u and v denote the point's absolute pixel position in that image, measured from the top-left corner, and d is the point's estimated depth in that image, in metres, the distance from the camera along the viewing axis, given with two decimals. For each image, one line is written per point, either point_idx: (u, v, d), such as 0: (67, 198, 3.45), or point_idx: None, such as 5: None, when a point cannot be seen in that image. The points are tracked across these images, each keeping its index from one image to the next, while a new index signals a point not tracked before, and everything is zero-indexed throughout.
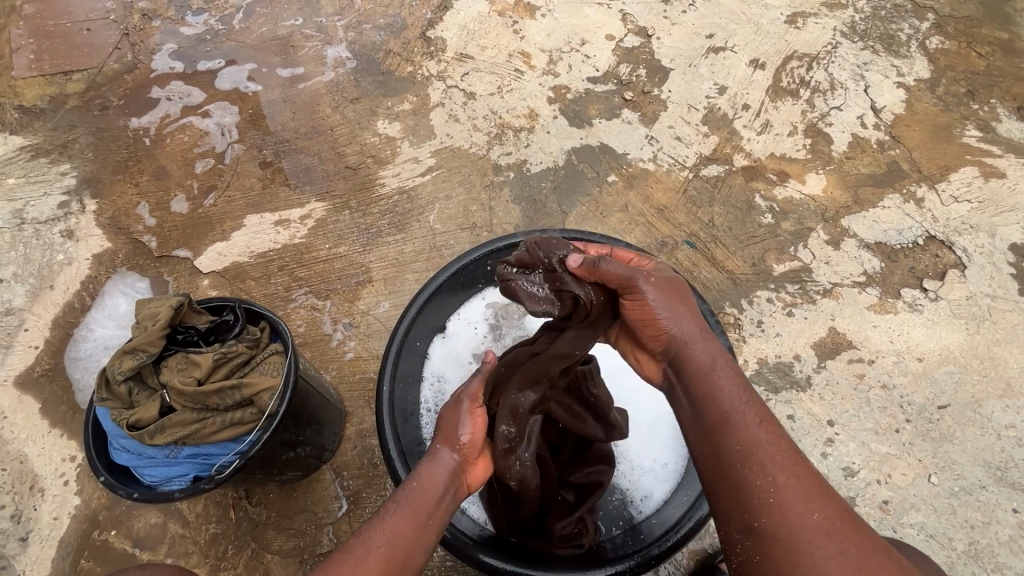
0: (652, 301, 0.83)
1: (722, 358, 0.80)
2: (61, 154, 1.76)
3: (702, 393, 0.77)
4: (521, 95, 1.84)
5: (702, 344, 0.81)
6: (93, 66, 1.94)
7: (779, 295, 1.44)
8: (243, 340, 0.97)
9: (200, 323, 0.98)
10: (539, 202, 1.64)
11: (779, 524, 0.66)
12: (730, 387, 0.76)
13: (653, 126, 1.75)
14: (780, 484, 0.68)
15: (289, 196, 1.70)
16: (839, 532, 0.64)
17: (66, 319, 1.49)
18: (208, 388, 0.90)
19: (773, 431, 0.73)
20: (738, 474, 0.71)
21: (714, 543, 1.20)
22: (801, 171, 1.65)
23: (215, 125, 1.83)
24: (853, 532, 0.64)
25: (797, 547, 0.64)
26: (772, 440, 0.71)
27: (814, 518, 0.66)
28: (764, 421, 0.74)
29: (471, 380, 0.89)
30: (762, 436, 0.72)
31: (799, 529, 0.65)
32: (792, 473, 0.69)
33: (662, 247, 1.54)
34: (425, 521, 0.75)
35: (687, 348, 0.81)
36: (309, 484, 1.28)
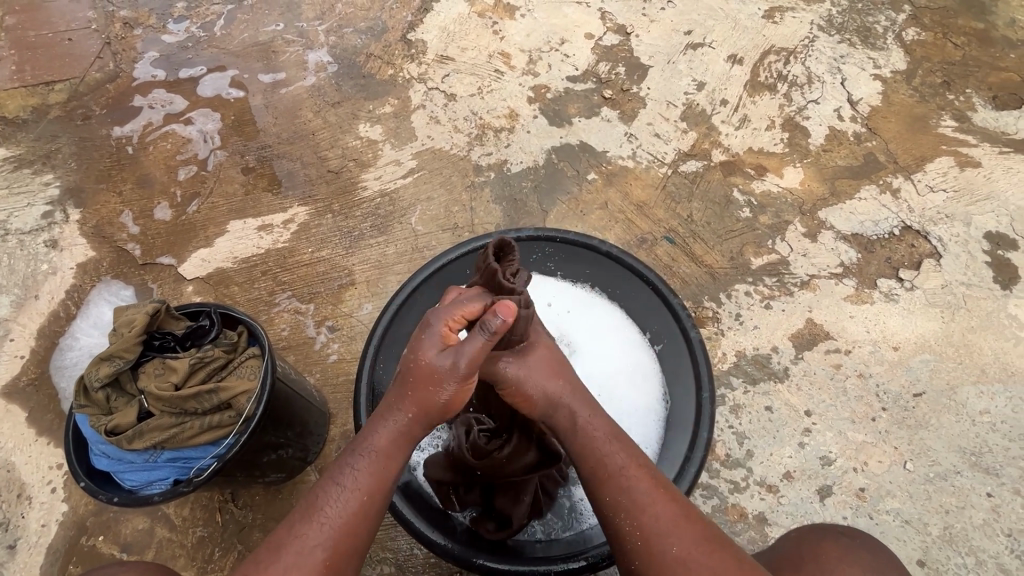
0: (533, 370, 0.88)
1: (588, 412, 0.88)
2: (44, 164, 1.77)
3: (574, 452, 0.85)
4: (501, 96, 1.85)
5: (579, 401, 0.87)
6: (75, 76, 1.94)
7: (756, 288, 1.46)
8: (220, 344, 0.99)
9: (177, 328, 1.00)
10: (520, 202, 1.66)
11: (648, 555, 0.78)
12: (598, 441, 0.85)
13: (632, 124, 1.76)
14: (647, 519, 0.79)
15: (271, 201, 1.71)
16: (694, 547, 0.78)
17: (51, 328, 1.50)
18: (184, 393, 0.91)
19: (637, 470, 0.84)
20: (622, 516, 0.80)
21: None
22: (778, 165, 1.66)
23: (197, 132, 1.84)
24: (706, 546, 0.78)
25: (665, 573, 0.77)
26: (638, 481, 0.82)
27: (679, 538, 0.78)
28: (629, 465, 0.84)
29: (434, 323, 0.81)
30: (630, 480, 0.82)
31: (666, 559, 0.77)
32: (656, 507, 0.80)
33: (642, 243, 1.56)
34: (365, 500, 0.80)
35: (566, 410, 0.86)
36: (294, 485, 1.29)
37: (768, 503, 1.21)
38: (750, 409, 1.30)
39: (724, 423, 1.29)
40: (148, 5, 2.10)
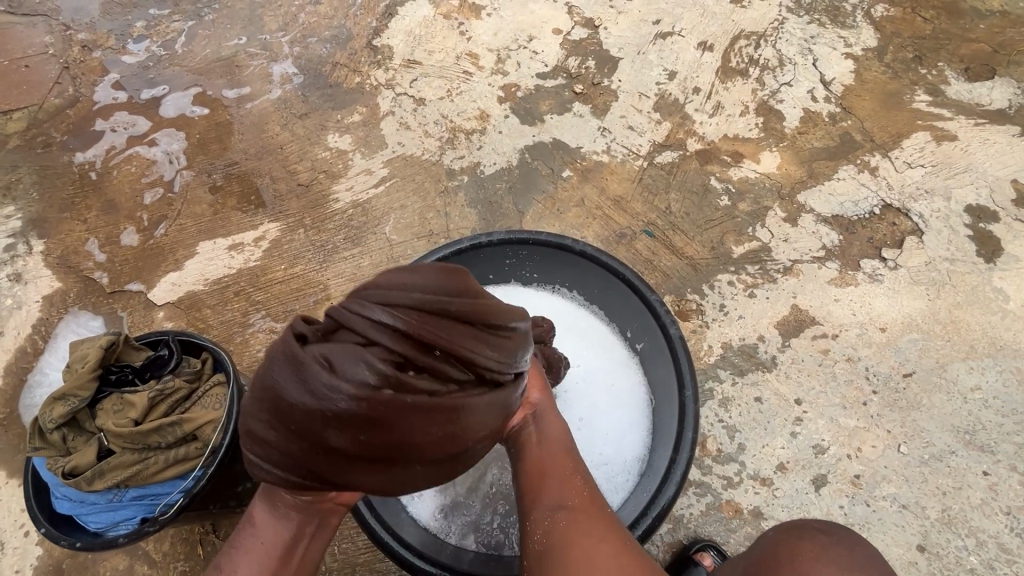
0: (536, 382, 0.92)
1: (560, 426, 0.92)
2: (5, 196, 1.72)
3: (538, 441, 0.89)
4: (470, 98, 1.81)
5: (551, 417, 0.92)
6: (34, 103, 1.89)
7: (739, 277, 1.43)
8: (181, 374, 0.94)
9: (137, 360, 0.96)
10: (495, 204, 1.62)
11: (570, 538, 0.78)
12: (557, 435, 0.90)
13: (605, 117, 1.73)
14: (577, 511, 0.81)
15: (241, 219, 1.66)
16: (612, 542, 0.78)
17: (20, 365, 1.45)
18: (144, 427, 0.87)
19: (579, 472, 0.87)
20: (551, 484, 0.84)
21: (691, 533, 1.18)
22: (754, 150, 1.64)
23: (162, 153, 1.79)
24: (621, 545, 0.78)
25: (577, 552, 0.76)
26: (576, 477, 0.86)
27: (605, 536, 0.78)
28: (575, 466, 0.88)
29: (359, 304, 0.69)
30: (570, 472, 0.86)
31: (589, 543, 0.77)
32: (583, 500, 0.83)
33: (620, 239, 1.53)
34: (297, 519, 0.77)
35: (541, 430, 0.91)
36: None
37: (762, 497, 1.19)
38: (739, 402, 1.27)
39: (713, 417, 1.26)
40: (106, 25, 2.04)
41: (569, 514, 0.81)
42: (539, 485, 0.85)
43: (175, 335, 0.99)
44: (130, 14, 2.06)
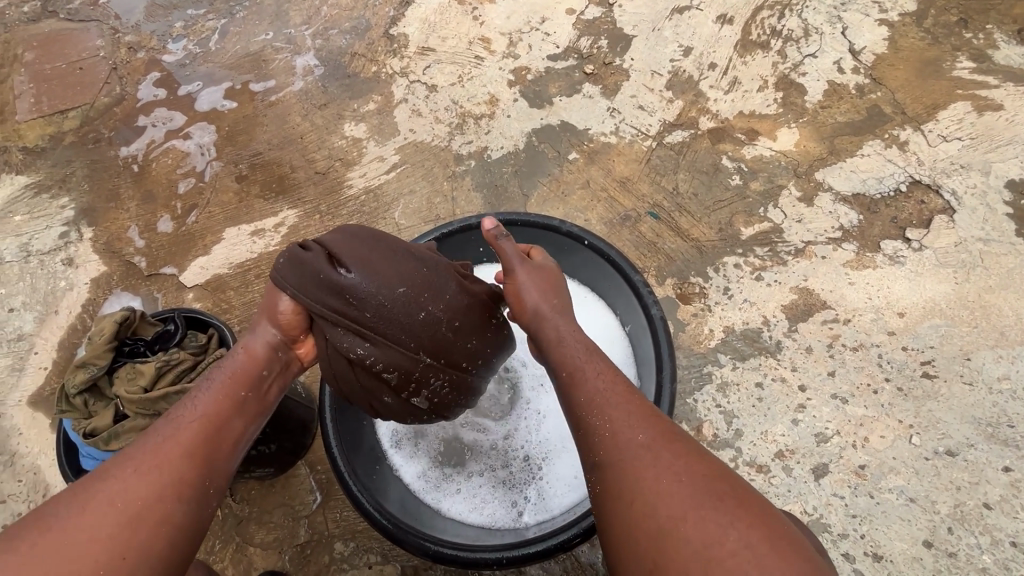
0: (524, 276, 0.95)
1: (573, 336, 0.89)
2: (60, 188, 1.87)
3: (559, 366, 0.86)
4: (481, 83, 1.82)
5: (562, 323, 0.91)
6: (86, 102, 2.05)
7: (747, 259, 1.38)
8: (186, 346, 1.02)
9: (149, 334, 1.05)
10: (501, 187, 1.63)
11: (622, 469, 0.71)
12: (574, 352, 0.86)
13: (615, 98, 1.70)
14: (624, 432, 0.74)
15: (263, 206, 1.76)
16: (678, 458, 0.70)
17: (70, 340, 1.61)
18: (151, 395, 0.95)
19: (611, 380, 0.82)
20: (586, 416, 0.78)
21: None
22: (771, 127, 1.56)
23: (195, 146, 1.91)
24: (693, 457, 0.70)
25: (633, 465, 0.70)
26: (608, 386, 0.80)
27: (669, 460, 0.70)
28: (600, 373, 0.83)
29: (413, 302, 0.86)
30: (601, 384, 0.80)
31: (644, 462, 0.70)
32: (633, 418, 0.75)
33: (625, 221, 1.50)
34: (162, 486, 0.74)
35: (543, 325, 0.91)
36: (286, 479, 1.31)
37: (758, 484, 1.15)
38: (739, 387, 1.24)
39: (711, 403, 1.23)
40: (149, 27, 2.18)
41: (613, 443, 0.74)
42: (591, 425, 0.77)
43: (183, 312, 1.07)
44: (170, 15, 2.19)
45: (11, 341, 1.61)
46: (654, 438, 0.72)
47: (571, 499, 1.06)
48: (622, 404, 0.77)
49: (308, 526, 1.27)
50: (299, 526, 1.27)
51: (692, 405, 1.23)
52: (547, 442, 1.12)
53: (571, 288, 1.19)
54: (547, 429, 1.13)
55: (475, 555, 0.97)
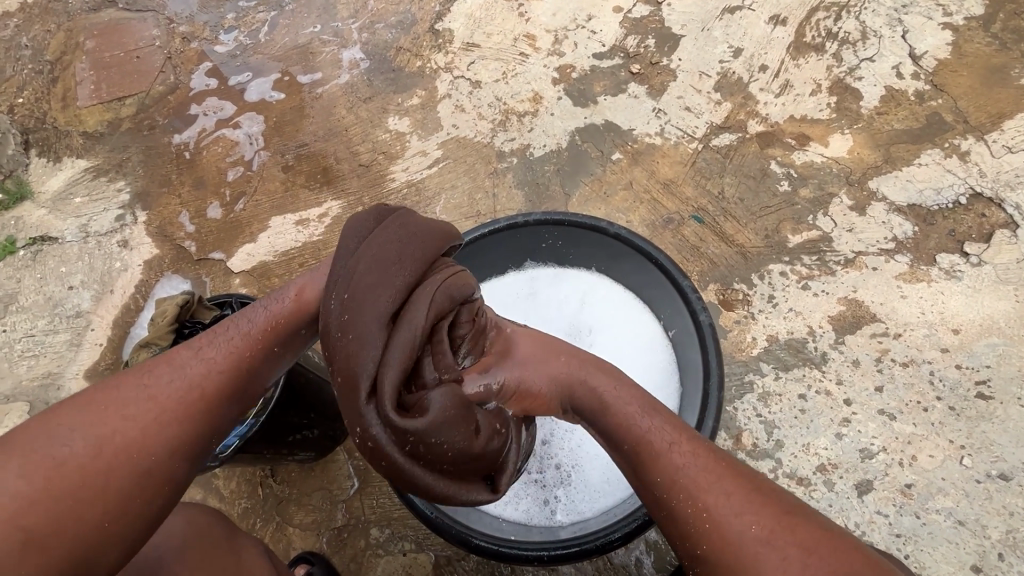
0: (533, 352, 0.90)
1: (629, 397, 0.82)
2: (117, 172, 1.95)
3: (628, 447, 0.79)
4: (525, 80, 1.82)
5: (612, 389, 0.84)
6: (142, 90, 2.12)
7: (793, 268, 1.35)
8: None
9: (207, 318, 1.09)
10: (542, 186, 1.63)
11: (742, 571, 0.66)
12: (641, 419, 0.79)
13: (661, 98, 1.68)
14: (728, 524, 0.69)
15: (308, 196, 1.80)
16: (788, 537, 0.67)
17: (124, 319, 1.68)
18: None
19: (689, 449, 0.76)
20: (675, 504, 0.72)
21: None
22: (823, 133, 1.52)
23: (244, 135, 1.97)
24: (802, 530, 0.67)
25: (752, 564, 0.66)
26: (689, 461, 0.74)
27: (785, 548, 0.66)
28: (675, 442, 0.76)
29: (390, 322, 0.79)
30: (679, 460, 0.74)
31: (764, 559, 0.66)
32: (731, 500, 0.70)
33: (667, 224, 1.49)
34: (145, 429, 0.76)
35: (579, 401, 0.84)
36: (325, 464, 1.35)
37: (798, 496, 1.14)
38: (781, 397, 1.22)
39: (751, 412, 1.21)
40: (202, 18, 2.24)
41: (720, 542, 0.68)
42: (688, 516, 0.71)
43: (239, 298, 1.11)
44: (223, 7, 2.25)
45: (70, 317, 1.69)
46: (764, 528, 0.68)
47: (607, 501, 1.07)
48: (714, 485, 0.72)
49: (345, 511, 1.30)
50: (336, 510, 1.30)
51: (732, 413, 1.22)
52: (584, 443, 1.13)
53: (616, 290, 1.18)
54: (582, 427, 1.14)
55: (511, 550, 0.98)
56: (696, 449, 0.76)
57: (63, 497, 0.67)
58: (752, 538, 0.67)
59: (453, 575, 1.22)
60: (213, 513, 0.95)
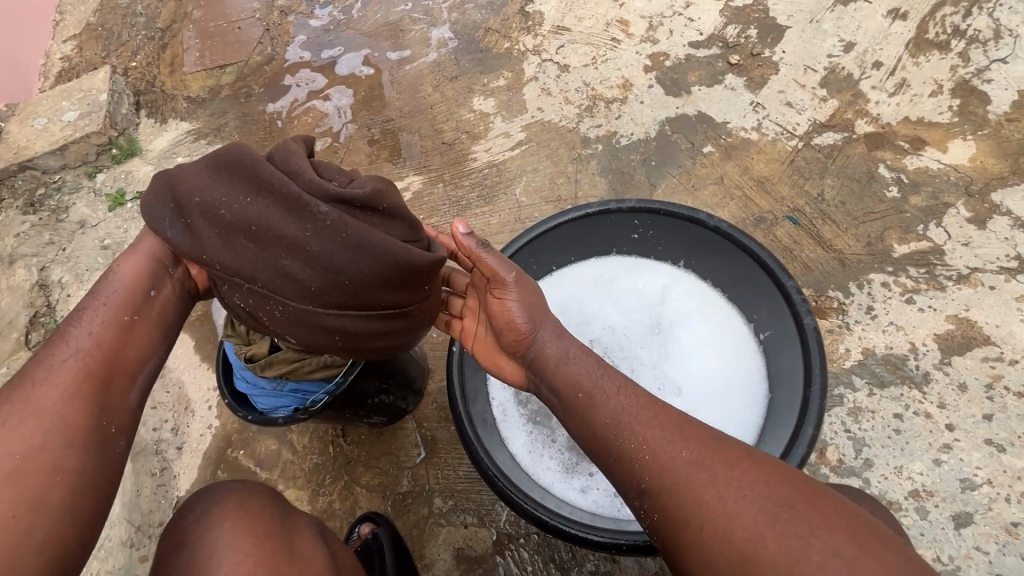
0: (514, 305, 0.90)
1: (578, 351, 0.87)
2: (215, 136, 2.06)
3: (579, 401, 0.81)
4: (616, 66, 1.78)
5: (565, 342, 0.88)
6: (241, 59, 2.22)
7: (897, 279, 1.27)
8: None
9: None
10: (627, 174, 1.60)
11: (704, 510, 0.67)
12: (589, 370, 0.84)
13: (761, 92, 1.60)
14: (686, 467, 0.70)
15: (390, 170, 1.84)
16: (745, 473, 0.68)
17: None
18: None
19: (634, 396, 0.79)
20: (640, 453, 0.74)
21: None
22: (942, 137, 1.41)
23: (333, 107, 2.03)
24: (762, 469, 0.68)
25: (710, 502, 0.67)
26: (636, 406, 0.78)
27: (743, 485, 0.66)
28: (622, 388, 0.81)
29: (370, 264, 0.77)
30: (625, 404, 0.78)
31: (724, 498, 0.66)
32: (685, 442, 0.72)
33: (759, 223, 1.42)
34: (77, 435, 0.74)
35: (546, 350, 0.87)
36: (394, 430, 1.39)
37: None
38: (874, 415, 1.15)
39: (839, 426, 1.15)
40: None
41: (678, 483, 0.69)
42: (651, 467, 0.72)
43: None
44: None
45: None
46: (722, 467, 0.69)
47: None
48: (659, 427, 0.75)
49: (411, 477, 1.34)
50: (402, 475, 1.34)
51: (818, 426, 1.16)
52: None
53: (705, 286, 1.16)
54: None
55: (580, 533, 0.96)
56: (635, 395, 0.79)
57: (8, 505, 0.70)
58: (684, 466, 0.70)
59: (513, 553, 1.23)
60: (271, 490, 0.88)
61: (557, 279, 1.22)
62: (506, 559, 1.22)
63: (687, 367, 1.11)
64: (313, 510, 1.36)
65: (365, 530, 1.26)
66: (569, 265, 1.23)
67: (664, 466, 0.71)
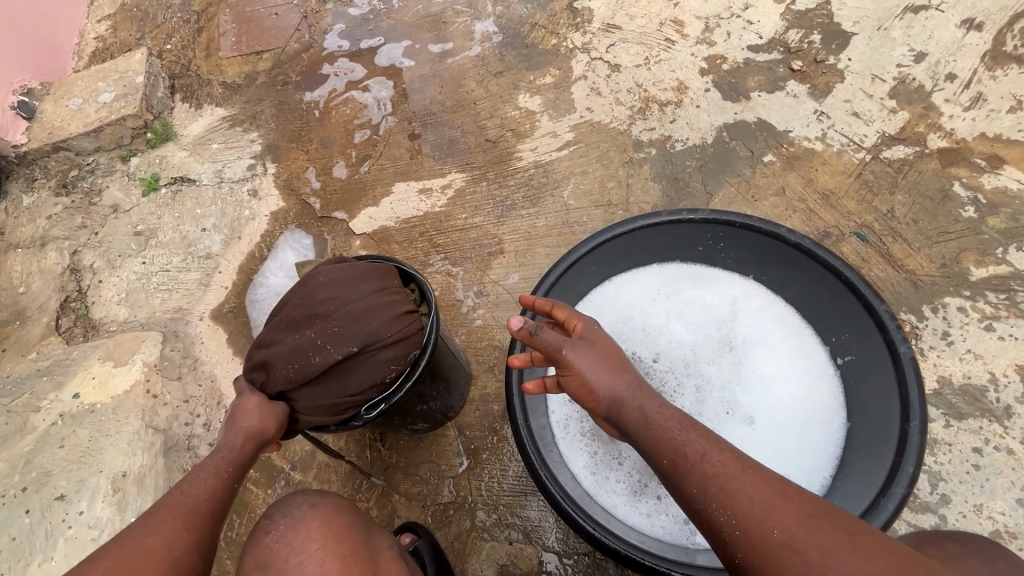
0: (584, 369, 0.82)
1: (661, 408, 0.79)
2: (251, 124, 2.01)
3: (667, 468, 0.74)
4: (670, 67, 1.72)
5: (643, 392, 0.82)
6: (278, 46, 2.17)
7: (975, 304, 1.20)
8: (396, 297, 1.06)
9: None
10: (681, 181, 1.54)
11: None
12: (676, 428, 0.76)
13: (825, 101, 1.53)
14: (794, 548, 0.63)
15: (432, 166, 1.79)
16: (856, 553, 0.61)
17: (249, 266, 1.74)
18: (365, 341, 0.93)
19: (731, 460, 0.72)
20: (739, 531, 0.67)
21: None
22: (1021, 157, 1.34)
23: (372, 99, 1.98)
24: (874, 548, 0.61)
25: None
26: (731, 474, 0.70)
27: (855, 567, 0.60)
28: (713, 451, 0.73)
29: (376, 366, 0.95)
30: (720, 470, 0.71)
31: None
32: (788, 515, 0.66)
33: (824, 238, 1.36)
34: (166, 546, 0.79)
35: (624, 409, 0.81)
36: (435, 436, 1.34)
37: None
38: (951, 448, 1.09)
39: None
40: None
41: (785, 568, 0.63)
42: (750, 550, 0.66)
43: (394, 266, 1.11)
44: None
45: (201, 258, 1.76)
46: (828, 548, 0.62)
47: None
48: (757, 497, 0.68)
49: (453, 487, 1.29)
50: (443, 485, 1.29)
51: None
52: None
53: (779, 305, 1.10)
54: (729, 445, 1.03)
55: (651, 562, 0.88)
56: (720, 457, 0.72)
57: None
58: (780, 546, 0.64)
59: (560, 573, 1.18)
60: (350, 509, 0.87)
61: (620, 288, 1.16)
62: None
63: (760, 393, 1.05)
64: None
65: (407, 539, 1.20)
66: (632, 273, 1.17)
67: (767, 547, 0.64)
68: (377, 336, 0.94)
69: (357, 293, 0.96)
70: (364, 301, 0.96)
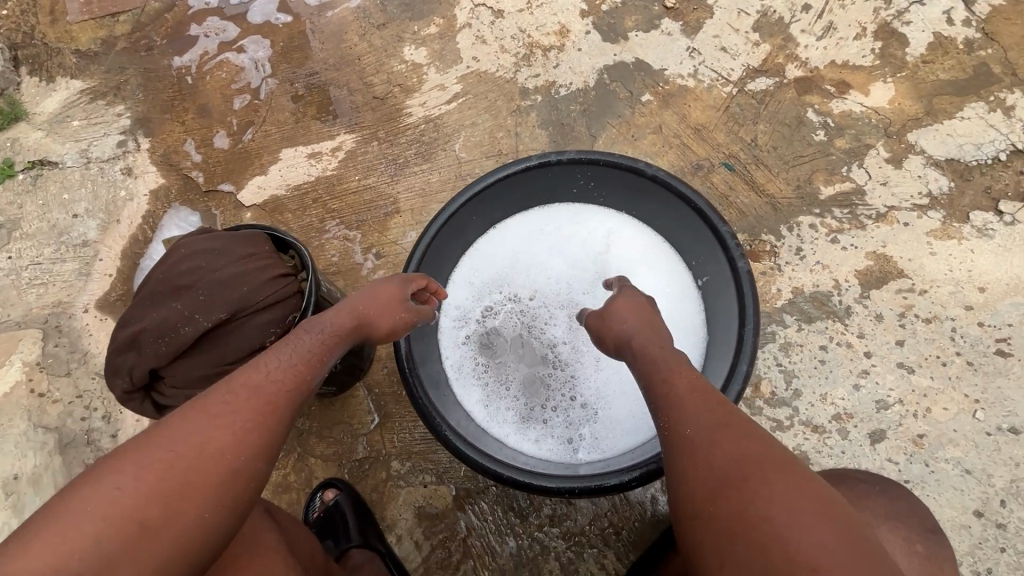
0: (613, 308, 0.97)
1: (652, 339, 0.89)
2: (115, 95, 1.83)
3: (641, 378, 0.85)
4: (552, 10, 1.69)
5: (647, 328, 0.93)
6: (137, 7, 1.91)
7: (823, 220, 1.33)
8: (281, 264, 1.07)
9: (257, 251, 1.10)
10: (567, 126, 1.57)
11: (703, 474, 0.69)
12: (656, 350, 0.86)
13: (697, 37, 1.57)
14: (703, 439, 0.72)
15: (320, 129, 1.72)
16: (755, 453, 0.68)
17: (133, 250, 1.64)
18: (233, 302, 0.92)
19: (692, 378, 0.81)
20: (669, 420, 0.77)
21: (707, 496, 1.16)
22: (864, 80, 1.45)
23: (250, 61, 1.85)
24: (775, 457, 0.68)
25: (711, 468, 0.69)
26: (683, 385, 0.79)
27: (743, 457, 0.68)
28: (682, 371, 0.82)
29: (253, 327, 0.94)
30: (679, 381, 0.80)
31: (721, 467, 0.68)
32: (713, 419, 0.73)
33: (697, 170, 1.45)
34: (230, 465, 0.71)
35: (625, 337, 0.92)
36: (345, 398, 1.37)
37: (810, 442, 1.16)
38: (802, 348, 1.23)
39: (771, 361, 1.22)
40: None
41: (692, 452, 0.72)
42: (672, 434, 0.76)
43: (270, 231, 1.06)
44: None
45: (77, 246, 1.64)
46: (728, 442, 0.70)
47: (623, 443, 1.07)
48: (695, 403, 0.76)
49: (367, 443, 1.32)
50: (357, 442, 1.33)
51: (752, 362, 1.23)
52: (598, 395, 1.13)
53: (650, 238, 1.19)
54: (605, 368, 1.14)
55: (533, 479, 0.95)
56: (694, 377, 0.80)
57: (127, 524, 0.63)
58: (693, 437, 0.73)
59: (473, 506, 1.26)
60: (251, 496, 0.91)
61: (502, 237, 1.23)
62: (467, 513, 1.25)
63: None
64: (269, 484, 1.33)
65: (332, 492, 1.27)
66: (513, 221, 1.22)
67: (686, 436, 0.73)
68: (250, 299, 0.94)
69: (226, 260, 0.95)
70: (234, 267, 0.95)
